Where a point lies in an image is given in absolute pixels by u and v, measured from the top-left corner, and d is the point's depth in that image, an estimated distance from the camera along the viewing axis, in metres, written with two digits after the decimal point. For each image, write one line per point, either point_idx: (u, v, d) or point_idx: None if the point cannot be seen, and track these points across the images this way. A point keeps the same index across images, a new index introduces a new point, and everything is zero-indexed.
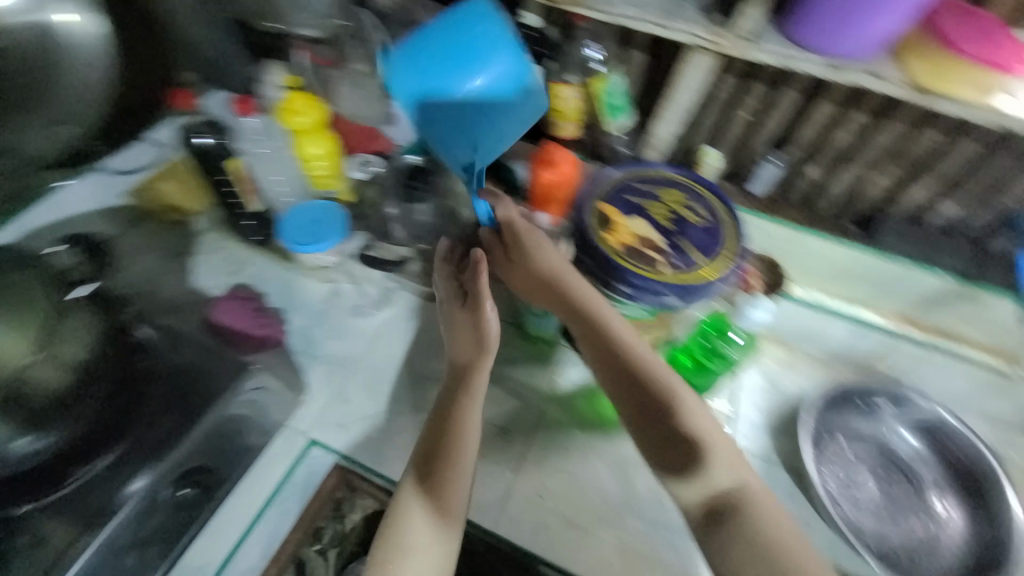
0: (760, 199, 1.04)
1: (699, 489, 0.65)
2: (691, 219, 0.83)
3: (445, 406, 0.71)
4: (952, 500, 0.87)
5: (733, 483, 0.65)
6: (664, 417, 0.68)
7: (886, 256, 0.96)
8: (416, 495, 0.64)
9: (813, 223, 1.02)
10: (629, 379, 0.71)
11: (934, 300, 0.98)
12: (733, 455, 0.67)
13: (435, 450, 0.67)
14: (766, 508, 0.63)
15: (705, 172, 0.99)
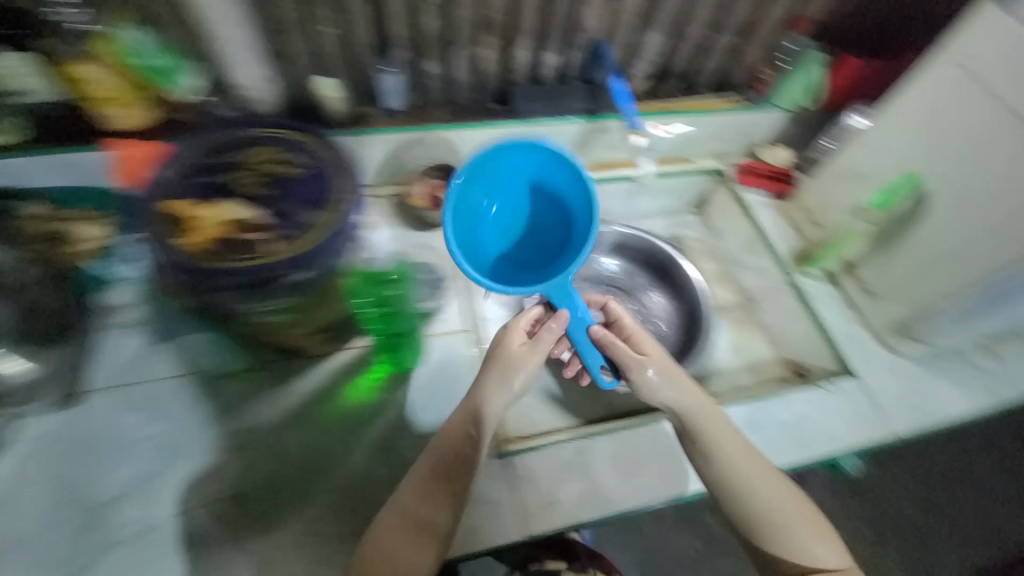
0: (401, 113, 0.93)
1: (787, 547, 0.64)
2: (289, 172, 0.63)
3: (470, 413, 0.68)
4: (653, 287, 1.10)
5: (825, 554, 0.64)
6: (760, 491, 0.66)
7: (529, 123, 0.96)
8: (386, 538, 0.62)
9: (460, 116, 0.97)
10: (721, 439, 0.69)
11: (584, 141, 1.04)
12: (828, 533, 0.66)
13: (425, 498, 0.64)
14: (836, 567, 0.63)
15: (329, 104, 0.87)
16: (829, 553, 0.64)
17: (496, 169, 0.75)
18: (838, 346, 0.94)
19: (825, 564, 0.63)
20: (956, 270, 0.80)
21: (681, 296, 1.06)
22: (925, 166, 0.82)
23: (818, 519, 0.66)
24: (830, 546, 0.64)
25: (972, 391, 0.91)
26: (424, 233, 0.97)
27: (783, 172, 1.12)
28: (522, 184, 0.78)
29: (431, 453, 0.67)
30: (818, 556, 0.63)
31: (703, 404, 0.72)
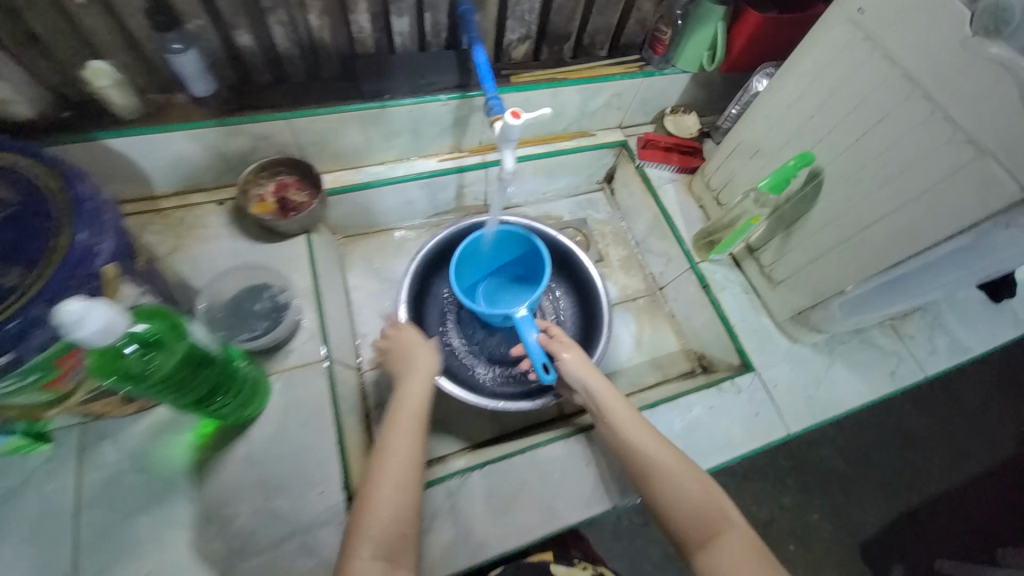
0: (217, 101, 0.76)
1: (683, 522, 0.60)
2: None
3: (426, 367, 0.72)
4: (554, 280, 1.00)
5: (720, 525, 0.59)
6: (660, 467, 0.64)
7: (387, 105, 0.81)
8: (393, 474, 0.60)
9: (296, 99, 0.79)
10: (623, 420, 0.68)
11: (459, 121, 0.90)
12: (722, 507, 0.61)
13: (415, 437, 0.65)
14: (735, 542, 0.58)
15: (108, 95, 0.68)
16: (723, 525, 0.59)
17: (503, 242, 0.89)
18: (738, 338, 0.88)
19: (720, 536, 0.58)
20: (850, 261, 0.72)
21: (579, 289, 0.97)
22: (817, 143, 0.72)
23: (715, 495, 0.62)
24: (727, 521, 0.60)
25: (870, 376, 0.88)
26: (270, 245, 0.82)
27: (691, 144, 1.04)
28: (518, 257, 0.92)
29: (408, 395, 0.69)
30: (712, 527, 0.59)
31: (609, 391, 0.70)
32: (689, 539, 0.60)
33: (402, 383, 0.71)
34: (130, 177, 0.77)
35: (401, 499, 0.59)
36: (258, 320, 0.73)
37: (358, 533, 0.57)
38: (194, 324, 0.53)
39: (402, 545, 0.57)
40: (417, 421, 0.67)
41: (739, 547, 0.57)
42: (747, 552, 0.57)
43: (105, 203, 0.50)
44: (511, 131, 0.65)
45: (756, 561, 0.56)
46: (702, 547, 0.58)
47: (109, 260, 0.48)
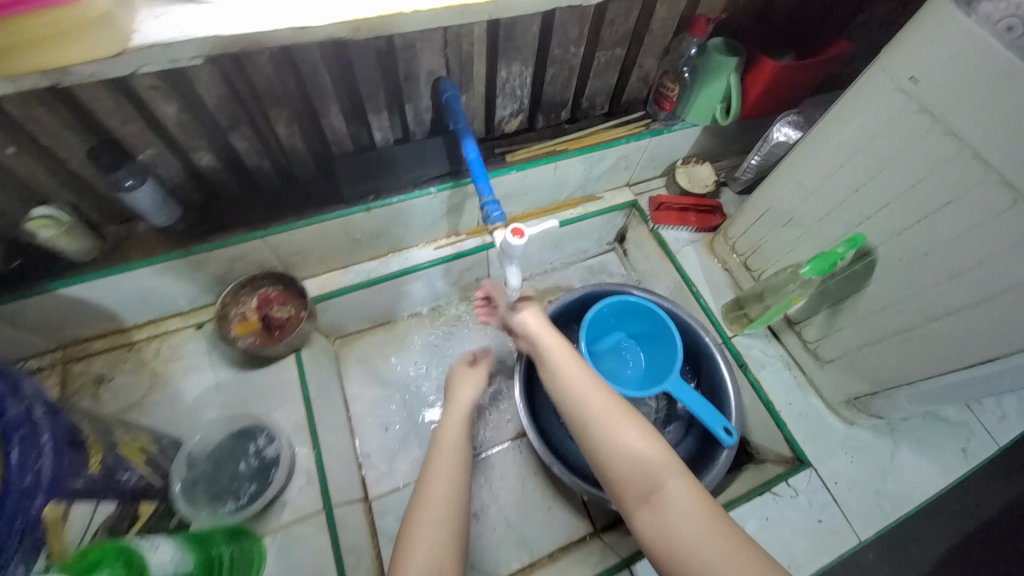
0: (184, 226, 0.68)
1: (622, 474, 0.51)
2: None
3: (465, 400, 0.69)
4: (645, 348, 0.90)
5: (662, 474, 0.49)
6: (589, 406, 0.54)
7: (372, 207, 0.73)
8: (434, 490, 0.55)
9: (272, 213, 0.71)
10: (558, 363, 0.59)
11: (453, 208, 0.81)
12: (667, 454, 0.51)
13: (457, 462, 0.60)
14: (681, 495, 0.48)
15: (60, 244, 0.60)
16: (668, 475, 0.49)
17: (622, 310, 0.84)
18: (787, 427, 0.78)
19: (665, 488, 0.49)
20: (918, 350, 0.62)
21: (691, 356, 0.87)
22: (865, 221, 0.63)
23: (655, 439, 0.52)
24: (674, 469, 0.50)
25: (941, 457, 0.77)
26: (257, 373, 0.74)
27: (709, 202, 0.95)
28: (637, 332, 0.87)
29: (447, 424, 0.65)
30: (655, 477, 0.49)
31: (549, 332, 0.63)
32: (630, 493, 0.50)
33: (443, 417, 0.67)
34: (95, 317, 0.69)
35: (441, 526, 0.52)
36: (246, 483, 0.65)
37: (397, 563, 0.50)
38: (158, 546, 0.44)
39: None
40: (458, 444, 0.62)
41: (687, 500, 0.47)
42: (693, 506, 0.47)
43: (35, 406, 0.42)
44: (514, 250, 0.56)
45: (707, 518, 0.46)
46: (643, 502, 0.49)
47: (48, 497, 0.41)
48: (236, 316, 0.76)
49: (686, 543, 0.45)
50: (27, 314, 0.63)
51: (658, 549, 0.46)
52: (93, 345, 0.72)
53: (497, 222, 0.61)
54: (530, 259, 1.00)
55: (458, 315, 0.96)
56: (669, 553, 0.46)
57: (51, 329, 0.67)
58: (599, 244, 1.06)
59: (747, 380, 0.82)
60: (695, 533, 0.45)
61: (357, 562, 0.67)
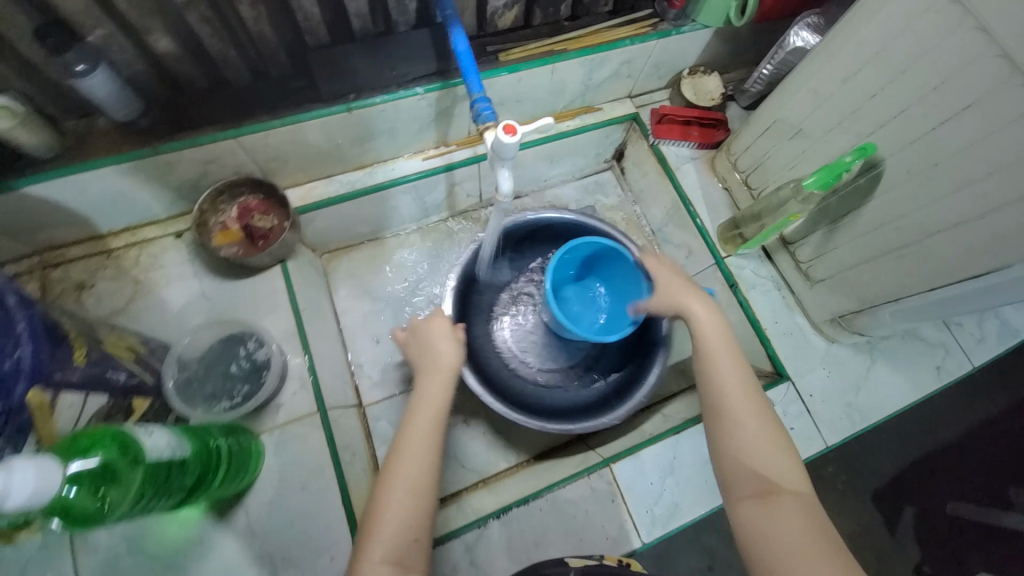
0: (151, 122, 0.63)
1: (744, 469, 0.52)
2: None
3: (451, 363, 0.63)
4: None
5: (789, 480, 0.51)
6: (738, 395, 0.56)
7: (353, 107, 0.68)
8: (404, 467, 0.53)
9: (245, 111, 0.66)
10: (709, 346, 0.59)
11: (442, 112, 0.76)
12: (793, 466, 0.52)
13: (433, 437, 0.56)
14: (798, 505, 0.49)
15: (16, 137, 0.56)
16: (789, 485, 0.51)
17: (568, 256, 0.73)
18: (769, 344, 0.79)
19: (785, 493, 0.50)
20: (909, 267, 0.62)
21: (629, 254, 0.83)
22: (877, 130, 0.60)
23: (787, 448, 0.53)
24: (796, 480, 0.51)
25: (913, 374, 0.80)
26: (243, 282, 0.73)
27: (714, 115, 0.89)
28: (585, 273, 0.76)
29: (424, 393, 0.59)
30: (776, 482, 0.51)
31: (709, 313, 0.62)
32: (743, 485, 0.52)
33: (422, 380, 0.61)
34: (66, 221, 0.66)
35: (414, 505, 0.52)
36: (238, 383, 0.66)
37: (367, 540, 0.50)
38: (151, 435, 0.44)
39: (414, 555, 0.50)
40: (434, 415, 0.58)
41: (802, 511, 0.49)
42: (807, 518, 0.48)
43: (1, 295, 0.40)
44: (506, 149, 0.53)
45: (817, 528, 0.48)
46: (757, 496, 0.51)
47: (32, 382, 0.41)
48: (216, 225, 0.73)
49: (791, 543, 0.47)
50: None
51: (759, 539, 0.48)
52: (70, 252, 0.70)
53: (488, 121, 0.57)
54: (524, 176, 0.96)
55: (448, 232, 0.94)
56: (767, 544, 0.48)
57: (20, 231, 0.64)
58: (597, 161, 1.01)
59: (736, 300, 0.82)
60: (804, 541, 0.47)
61: (353, 459, 0.71)
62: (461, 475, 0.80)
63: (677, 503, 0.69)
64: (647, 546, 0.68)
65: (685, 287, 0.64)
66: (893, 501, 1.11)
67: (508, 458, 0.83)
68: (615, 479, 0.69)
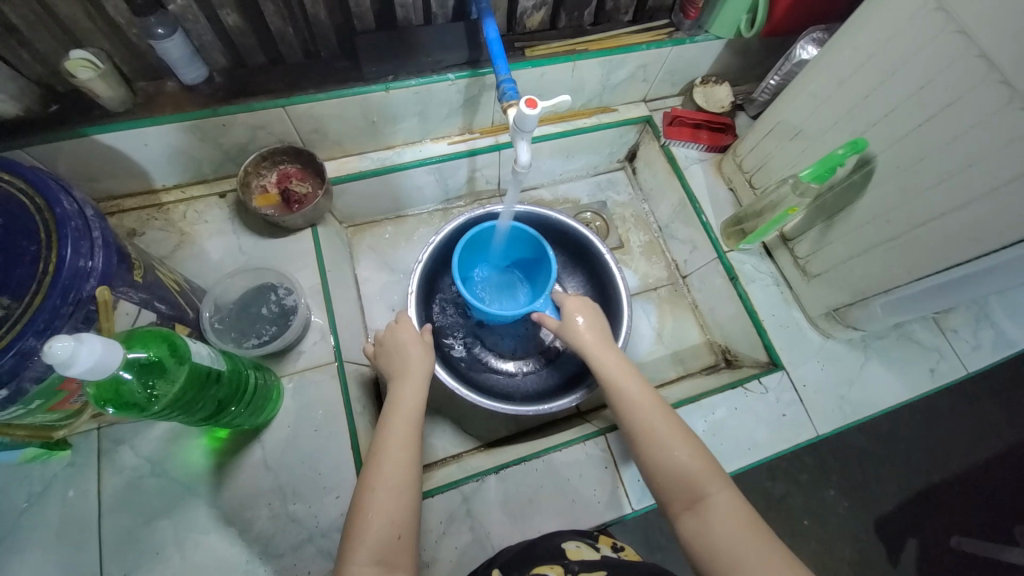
0: (212, 87, 0.71)
1: (668, 483, 0.55)
2: None
3: (419, 365, 0.65)
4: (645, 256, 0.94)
5: (708, 484, 0.53)
6: (642, 417, 0.59)
7: (391, 87, 0.75)
8: (383, 469, 0.55)
9: (295, 84, 0.73)
10: (608, 373, 0.64)
11: (469, 99, 0.83)
12: (710, 468, 0.54)
13: (408, 437, 0.58)
14: (723, 506, 0.52)
15: (97, 89, 0.63)
16: (710, 487, 0.53)
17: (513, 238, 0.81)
18: (766, 334, 0.83)
19: (708, 498, 0.52)
20: (899, 258, 0.66)
21: (577, 247, 0.90)
22: (871, 127, 0.65)
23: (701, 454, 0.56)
24: (716, 481, 0.53)
25: (907, 373, 0.83)
26: (276, 240, 0.79)
27: (723, 120, 0.95)
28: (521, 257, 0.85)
29: (400, 396, 0.62)
30: (699, 488, 0.53)
31: (599, 343, 0.67)
32: (674, 500, 0.54)
33: (395, 384, 0.64)
34: (126, 171, 0.74)
35: (396, 501, 0.53)
36: (266, 325, 0.72)
37: (351, 537, 0.51)
38: (196, 343, 0.50)
39: (399, 552, 0.51)
40: (412, 421, 0.59)
41: (728, 511, 0.51)
42: (736, 514, 0.51)
43: (80, 207, 0.47)
44: (527, 122, 0.58)
45: (745, 526, 0.50)
46: (687, 508, 0.53)
47: (102, 281, 0.46)
48: (257, 188, 0.80)
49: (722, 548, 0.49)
50: (64, 156, 0.67)
51: (698, 551, 0.50)
52: (125, 202, 0.77)
53: (512, 100, 0.64)
54: (541, 169, 1.02)
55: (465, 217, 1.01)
56: (707, 552, 0.50)
57: (86, 177, 0.71)
58: (610, 160, 1.07)
59: (735, 292, 0.86)
60: (737, 541, 0.49)
61: (363, 411, 0.75)
62: (463, 441, 0.84)
63: None
64: (637, 513, 0.71)
65: (585, 323, 0.69)
66: (891, 515, 1.10)
67: (508, 429, 0.86)
68: (610, 447, 0.73)
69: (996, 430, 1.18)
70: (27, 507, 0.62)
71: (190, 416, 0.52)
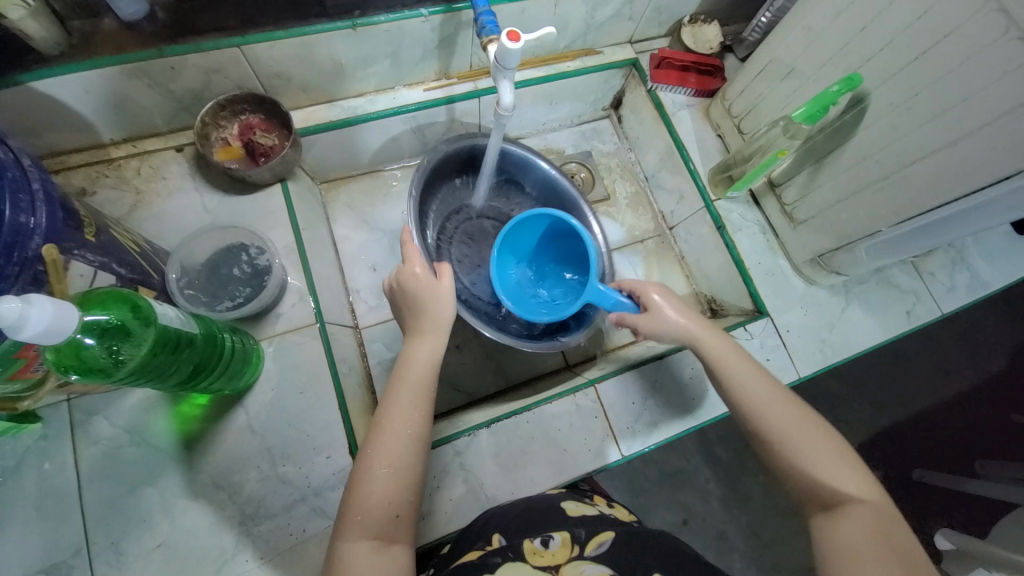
0: (156, 26, 0.63)
1: (799, 483, 0.53)
2: None
3: (438, 322, 0.60)
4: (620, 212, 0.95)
5: (855, 491, 0.50)
6: (772, 415, 0.55)
7: (358, 24, 0.68)
8: (387, 443, 0.52)
9: (251, 21, 0.66)
10: (725, 364, 0.59)
11: (443, 39, 0.76)
12: (852, 470, 0.51)
13: (420, 405, 0.55)
14: (860, 513, 0.49)
15: (21, 27, 0.55)
16: (851, 494, 0.50)
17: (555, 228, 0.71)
18: (752, 282, 0.83)
19: (850, 506, 0.49)
20: (886, 200, 0.66)
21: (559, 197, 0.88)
22: (866, 63, 0.63)
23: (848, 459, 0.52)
24: (857, 484, 0.51)
25: (885, 316, 0.85)
26: (243, 197, 0.74)
27: (711, 62, 0.92)
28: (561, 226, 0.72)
29: (411, 358, 0.58)
30: (839, 494, 0.50)
31: (709, 331, 0.61)
32: (807, 499, 0.52)
33: (408, 343, 0.59)
34: (68, 123, 0.66)
35: (396, 477, 0.51)
36: (240, 286, 0.69)
37: (350, 510, 0.50)
38: (162, 305, 0.47)
39: (396, 529, 0.51)
40: (422, 387, 0.56)
41: (873, 524, 0.48)
42: (877, 522, 0.48)
43: (13, 156, 0.42)
44: (509, 58, 0.54)
45: (886, 538, 0.47)
46: (823, 510, 0.51)
47: (48, 239, 0.42)
48: (217, 141, 0.74)
49: (861, 555, 0.46)
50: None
51: (827, 554, 0.49)
52: (70, 158, 0.70)
53: (492, 35, 0.59)
54: (524, 117, 0.97)
55: None
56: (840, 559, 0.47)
57: (21, 131, 0.64)
58: (595, 108, 1.03)
59: (723, 241, 0.85)
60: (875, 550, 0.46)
61: (348, 372, 0.73)
62: (453, 398, 0.84)
63: (656, 422, 0.74)
64: (625, 459, 0.73)
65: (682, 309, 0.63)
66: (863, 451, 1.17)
67: (496, 384, 0.86)
68: (600, 398, 0.73)
69: (960, 369, 1.24)
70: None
71: (164, 382, 0.50)
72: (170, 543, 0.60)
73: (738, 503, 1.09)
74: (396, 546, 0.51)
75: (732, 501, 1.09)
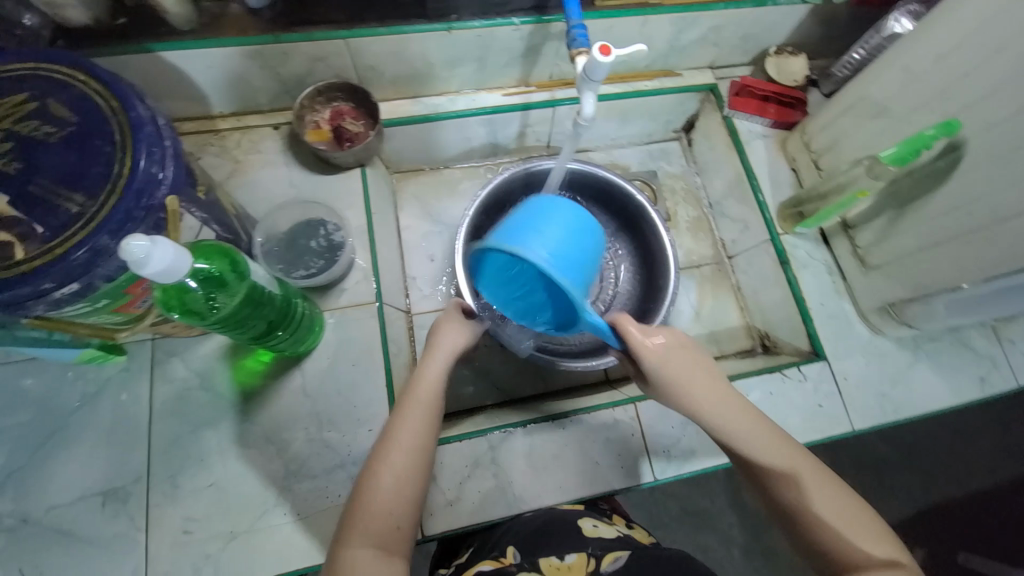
0: (274, 14, 0.70)
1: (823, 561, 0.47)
2: (43, 136, 0.46)
3: (451, 341, 0.61)
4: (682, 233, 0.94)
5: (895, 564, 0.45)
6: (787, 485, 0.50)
7: (453, 27, 0.72)
8: (394, 457, 0.51)
9: (357, 17, 0.71)
10: (730, 426, 0.54)
11: (529, 48, 0.79)
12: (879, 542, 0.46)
13: (429, 419, 0.54)
14: None
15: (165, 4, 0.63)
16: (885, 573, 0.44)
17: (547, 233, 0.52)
18: (812, 323, 0.80)
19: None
20: (973, 253, 0.63)
21: (628, 214, 0.88)
22: (966, 110, 0.60)
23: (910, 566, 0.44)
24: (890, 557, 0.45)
25: (955, 379, 0.79)
26: (326, 177, 0.79)
27: (794, 95, 0.90)
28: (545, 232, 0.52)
29: (423, 373, 0.58)
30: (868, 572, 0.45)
31: (712, 387, 0.56)
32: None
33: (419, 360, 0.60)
34: (187, 93, 0.74)
35: (400, 487, 0.50)
36: (314, 258, 0.73)
37: (354, 520, 0.49)
38: (255, 264, 0.52)
39: (398, 541, 0.49)
40: (431, 400, 0.56)
41: None
42: None
43: (152, 115, 0.48)
44: (597, 70, 0.55)
45: None
46: None
47: (172, 190, 0.47)
48: (309, 124, 0.78)
49: None
50: (132, 73, 0.68)
51: None
52: (183, 125, 0.78)
53: (582, 47, 0.62)
54: (595, 131, 0.98)
55: None
56: None
57: (149, 96, 0.72)
58: (666, 129, 1.03)
59: (785, 276, 0.83)
60: None
61: (397, 353, 0.77)
62: (490, 394, 0.85)
63: (693, 450, 0.72)
64: (658, 483, 0.71)
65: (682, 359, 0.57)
66: (909, 521, 1.08)
67: (534, 388, 0.87)
68: (638, 416, 0.73)
69: None
70: (79, 406, 0.66)
71: (243, 333, 0.54)
72: (220, 485, 0.64)
73: (764, 551, 1.04)
74: (398, 561, 0.48)
75: (758, 548, 1.04)
